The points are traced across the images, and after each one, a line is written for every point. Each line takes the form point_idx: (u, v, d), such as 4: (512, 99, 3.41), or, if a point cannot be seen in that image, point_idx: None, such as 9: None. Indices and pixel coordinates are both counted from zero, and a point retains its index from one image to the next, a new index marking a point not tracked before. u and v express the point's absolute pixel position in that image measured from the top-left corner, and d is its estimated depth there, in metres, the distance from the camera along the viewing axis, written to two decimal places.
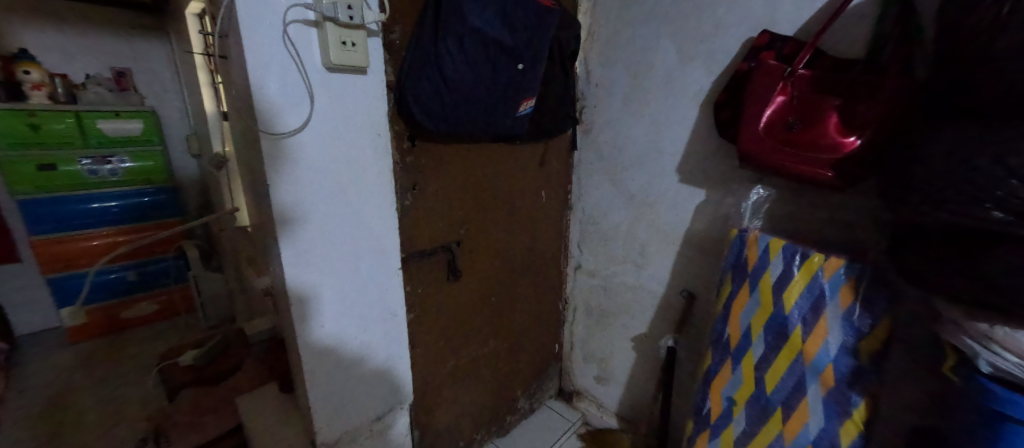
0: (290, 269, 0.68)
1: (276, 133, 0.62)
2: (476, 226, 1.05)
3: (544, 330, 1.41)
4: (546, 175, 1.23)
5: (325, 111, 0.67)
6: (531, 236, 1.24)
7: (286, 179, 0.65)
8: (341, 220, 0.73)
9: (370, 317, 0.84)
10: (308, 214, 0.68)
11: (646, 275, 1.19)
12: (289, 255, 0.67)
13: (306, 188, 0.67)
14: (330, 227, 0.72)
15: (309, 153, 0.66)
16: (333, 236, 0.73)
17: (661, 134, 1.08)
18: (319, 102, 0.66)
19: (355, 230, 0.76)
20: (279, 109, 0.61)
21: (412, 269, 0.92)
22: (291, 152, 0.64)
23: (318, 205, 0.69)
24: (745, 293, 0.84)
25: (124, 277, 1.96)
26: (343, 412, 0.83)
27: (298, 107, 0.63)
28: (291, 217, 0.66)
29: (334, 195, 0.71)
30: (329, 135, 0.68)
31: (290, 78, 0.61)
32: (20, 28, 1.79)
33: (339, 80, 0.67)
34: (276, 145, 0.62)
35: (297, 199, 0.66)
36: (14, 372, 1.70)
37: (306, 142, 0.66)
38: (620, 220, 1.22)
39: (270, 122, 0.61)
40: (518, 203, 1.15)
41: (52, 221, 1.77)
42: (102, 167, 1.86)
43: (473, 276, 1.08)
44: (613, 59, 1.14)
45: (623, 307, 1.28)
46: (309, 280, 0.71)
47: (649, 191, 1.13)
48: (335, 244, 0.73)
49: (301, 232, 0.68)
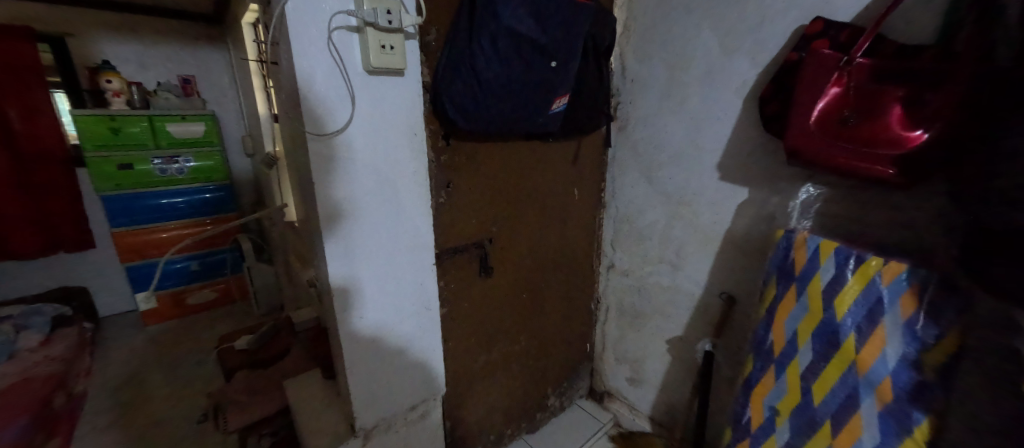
0: (333, 263, 0.72)
1: (323, 133, 0.65)
2: (509, 225, 1.06)
3: (576, 329, 1.40)
4: (580, 173, 1.22)
5: (366, 110, 0.70)
6: (563, 233, 1.23)
7: (333, 178, 0.68)
8: (380, 217, 0.76)
9: (407, 310, 0.86)
10: (350, 210, 0.72)
11: (683, 275, 1.15)
12: (333, 250, 0.71)
13: (350, 186, 0.71)
14: (370, 225, 0.75)
15: (352, 153, 0.70)
16: (372, 233, 0.76)
17: (701, 129, 1.03)
18: (362, 104, 0.69)
19: (393, 227, 0.79)
20: (324, 109, 0.65)
21: (448, 266, 0.94)
22: (335, 151, 0.68)
23: (360, 202, 0.73)
24: (791, 298, 0.79)
25: (188, 267, 2.14)
26: (379, 400, 0.87)
27: (343, 108, 0.67)
28: (336, 214, 0.70)
29: (374, 194, 0.75)
30: (369, 134, 0.71)
31: (334, 81, 0.65)
32: (104, 41, 2.00)
33: (380, 81, 0.70)
34: (324, 146, 0.66)
35: (342, 197, 0.70)
36: (99, 348, 1.92)
37: (350, 141, 0.69)
38: (656, 219, 1.19)
39: (318, 124, 0.65)
40: (550, 201, 1.15)
41: (130, 216, 1.98)
42: (170, 166, 2.04)
43: (504, 274, 1.09)
44: (650, 52, 1.10)
45: (657, 308, 1.25)
46: (352, 273, 0.75)
47: (686, 189, 1.09)
48: (375, 241, 0.77)
49: (344, 229, 0.72)
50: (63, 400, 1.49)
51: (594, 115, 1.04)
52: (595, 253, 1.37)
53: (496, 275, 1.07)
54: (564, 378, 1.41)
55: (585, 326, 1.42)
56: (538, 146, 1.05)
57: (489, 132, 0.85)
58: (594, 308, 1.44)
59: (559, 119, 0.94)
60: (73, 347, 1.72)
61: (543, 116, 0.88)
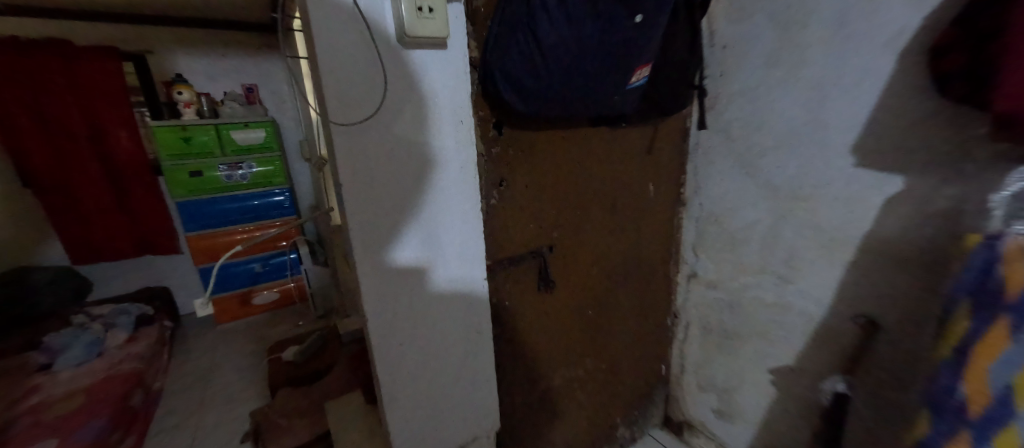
0: (409, 248, 0.60)
1: (351, 121, 0.51)
2: (574, 229, 0.89)
3: (649, 349, 1.19)
4: (656, 165, 1.01)
5: (405, 92, 0.54)
6: (636, 238, 1.04)
7: (362, 182, 0.54)
8: (423, 225, 0.61)
9: (455, 338, 0.71)
10: (384, 218, 0.57)
11: (794, 291, 0.91)
12: (416, 234, 0.61)
13: (386, 187, 0.56)
14: (410, 235, 0.60)
15: (388, 146, 0.55)
16: (413, 245, 0.61)
17: (828, 102, 0.78)
18: (399, 84, 0.54)
19: (437, 237, 0.63)
20: (351, 92, 0.50)
21: (504, 281, 0.80)
22: (366, 145, 0.53)
23: (398, 207, 0.58)
24: (1002, 336, 0.53)
25: (253, 269, 2.22)
26: (425, 440, 0.74)
27: (376, 89, 0.52)
28: (370, 221, 0.56)
29: (415, 197, 0.59)
30: (405, 124, 0.56)
31: (363, 57, 0.50)
32: (178, 57, 2.12)
33: (422, 55, 0.55)
34: (353, 137, 0.51)
35: (376, 201, 0.55)
36: (178, 347, 2.04)
37: (385, 132, 0.54)
38: (756, 219, 0.95)
39: (344, 111, 0.50)
40: (622, 201, 0.96)
41: (202, 220, 2.09)
42: (235, 172, 2.12)
43: (567, 288, 0.93)
44: (751, 8, 0.87)
45: (756, 329, 1.01)
46: (392, 292, 0.61)
47: (802, 181, 0.85)
48: (416, 256, 0.62)
49: (379, 238, 0.58)
50: (141, 397, 1.58)
51: (680, 93, 0.83)
52: (673, 260, 1.15)
53: (557, 289, 0.90)
54: (635, 405, 1.22)
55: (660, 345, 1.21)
56: (607, 133, 0.87)
57: (550, 117, 0.70)
58: (670, 325, 1.22)
59: (636, 100, 0.76)
60: (154, 345, 1.83)
61: (617, 96, 0.71)
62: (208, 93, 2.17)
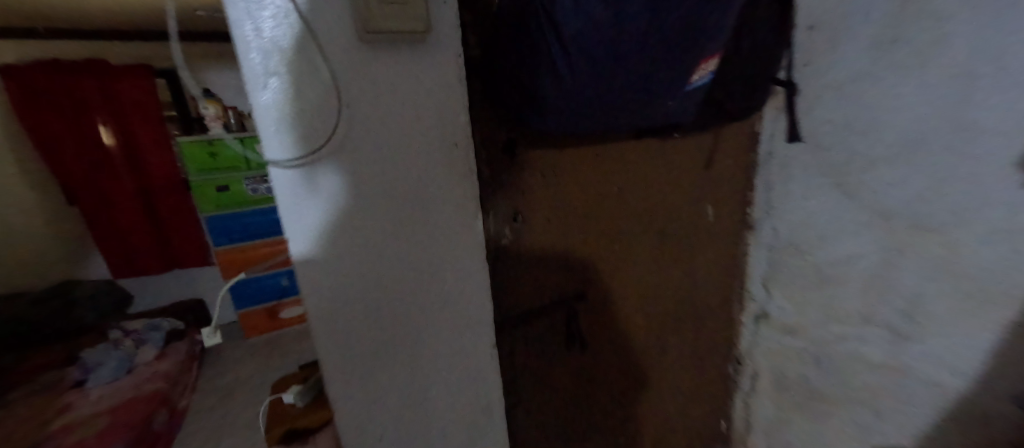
0: (386, 314, 0.46)
1: (288, 160, 0.37)
2: (611, 269, 0.72)
3: (705, 403, 0.97)
4: (713, 185, 0.80)
5: (369, 115, 0.39)
6: (688, 274, 0.83)
7: (316, 234, 0.40)
8: (404, 286, 0.46)
9: (455, 418, 0.55)
10: (347, 282, 0.43)
11: (913, 353, 0.67)
12: (394, 297, 0.46)
13: (348, 242, 0.42)
14: (387, 300, 0.45)
15: (348, 187, 0.40)
16: (391, 311, 0.46)
17: (977, 97, 0.54)
18: (359, 105, 0.39)
19: (424, 299, 0.48)
20: (288, 122, 0.36)
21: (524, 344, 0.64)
22: (314, 188, 0.39)
23: (367, 266, 0.43)
24: None
25: (279, 283, 2.19)
26: None
27: (324, 114, 0.37)
28: (331, 283, 0.42)
29: (393, 248, 0.44)
30: (376, 154, 0.41)
31: (302, 74, 0.36)
32: (211, 73, 2.15)
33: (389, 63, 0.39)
34: (294, 179, 0.38)
35: (336, 256, 0.42)
36: (208, 361, 2.05)
37: (342, 168, 0.39)
38: (857, 253, 0.72)
39: (280, 147, 0.37)
40: (669, 230, 0.77)
41: (230, 234, 2.08)
42: (261, 186, 2.09)
43: (604, 341, 0.75)
44: None
45: (854, 396, 0.76)
46: (366, 371, 0.46)
47: (931, 207, 0.61)
48: (396, 325, 0.47)
49: (346, 305, 0.43)
50: (163, 419, 1.55)
51: (752, 93, 0.62)
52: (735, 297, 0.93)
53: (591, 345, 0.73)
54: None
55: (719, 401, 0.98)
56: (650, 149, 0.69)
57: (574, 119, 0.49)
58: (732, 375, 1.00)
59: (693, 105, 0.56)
60: (182, 362, 1.82)
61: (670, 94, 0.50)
62: (237, 107, 2.17)
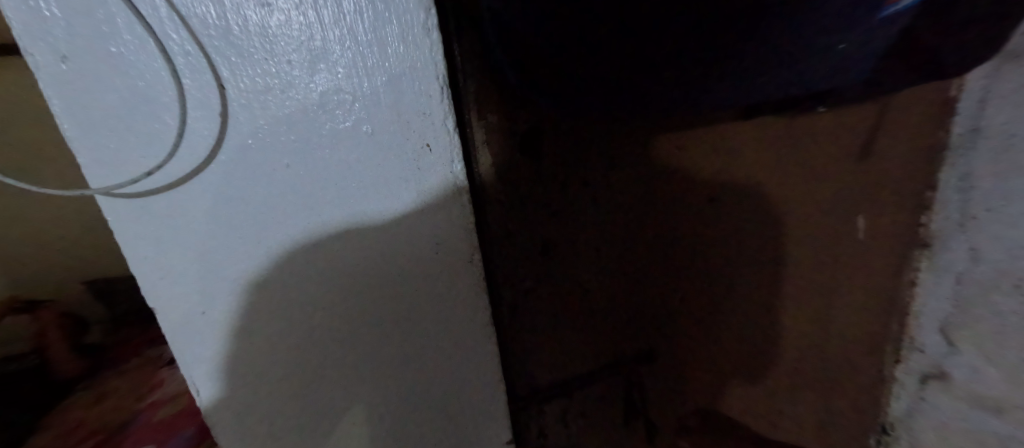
0: (338, 395, 0.31)
1: (115, 189, 0.22)
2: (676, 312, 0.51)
3: None
4: (859, 170, 0.47)
5: (250, 109, 0.23)
6: (806, 310, 0.53)
7: (201, 279, 0.26)
8: (344, 370, 0.30)
9: None
10: (248, 365, 0.28)
11: None
12: (348, 373, 0.30)
13: (241, 310, 0.27)
14: (317, 389, 0.30)
15: (228, 229, 0.25)
16: (325, 406, 0.31)
17: None
18: (227, 94, 0.22)
19: (390, 377, 0.31)
20: (104, 126, 0.21)
21: (562, 423, 0.44)
22: (172, 233, 0.24)
23: (275, 342, 0.28)
24: None
25: None
26: None
27: (163, 111, 0.22)
28: (241, 345, 0.28)
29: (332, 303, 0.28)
30: (298, 161, 0.24)
31: (117, 42, 0.20)
32: None
33: (280, 16, 0.22)
34: (134, 220, 0.24)
35: (236, 309, 0.27)
36: None
37: (238, 186, 0.24)
38: None
39: (100, 167, 0.22)
40: (772, 252, 0.50)
41: None
42: None
43: (674, 410, 0.53)
44: None
45: None
46: None
47: None
48: (335, 424, 0.31)
49: (268, 373, 0.29)
50: None
51: None
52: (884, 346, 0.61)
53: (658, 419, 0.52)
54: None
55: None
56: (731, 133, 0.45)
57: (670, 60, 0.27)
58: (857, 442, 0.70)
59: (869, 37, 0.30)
60: None
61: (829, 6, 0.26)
62: None
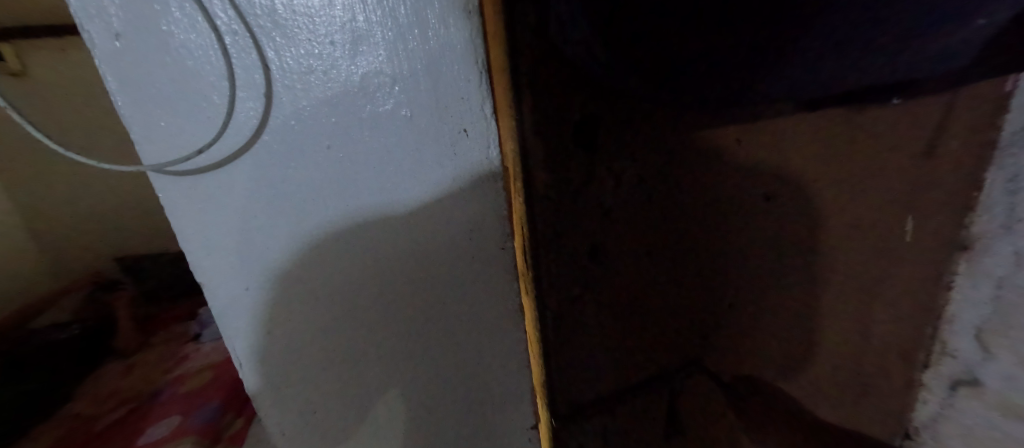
0: (358, 369, 0.31)
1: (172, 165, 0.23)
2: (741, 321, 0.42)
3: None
4: None
5: (292, 91, 0.23)
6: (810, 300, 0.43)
7: (233, 239, 0.27)
8: (370, 347, 0.30)
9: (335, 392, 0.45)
10: (294, 336, 0.31)
11: None
12: (371, 348, 0.30)
13: (278, 278, 0.28)
14: (341, 359, 0.31)
15: (260, 197, 0.25)
16: (349, 375, 0.32)
17: None
18: (270, 75, 0.22)
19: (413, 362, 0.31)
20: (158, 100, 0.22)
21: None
22: (224, 207, 0.26)
23: (301, 307, 0.29)
24: None
25: None
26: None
27: (212, 89, 0.22)
28: (270, 302, 0.30)
29: (354, 281, 0.28)
30: (331, 137, 0.24)
31: (170, 21, 0.21)
32: None
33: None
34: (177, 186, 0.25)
35: (265, 270, 0.28)
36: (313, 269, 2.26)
37: (268, 157, 0.24)
38: None
39: (154, 141, 0.23)
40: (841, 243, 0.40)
41: None
42: None
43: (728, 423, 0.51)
44: None
45: None
46: (330, 417, 0.33)
47: None
48: (359, 394, 0.32)
49: (296, 330, 0.31)
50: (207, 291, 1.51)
51: None
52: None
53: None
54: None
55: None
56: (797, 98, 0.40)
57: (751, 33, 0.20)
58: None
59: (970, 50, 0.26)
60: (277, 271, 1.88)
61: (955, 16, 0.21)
62: None
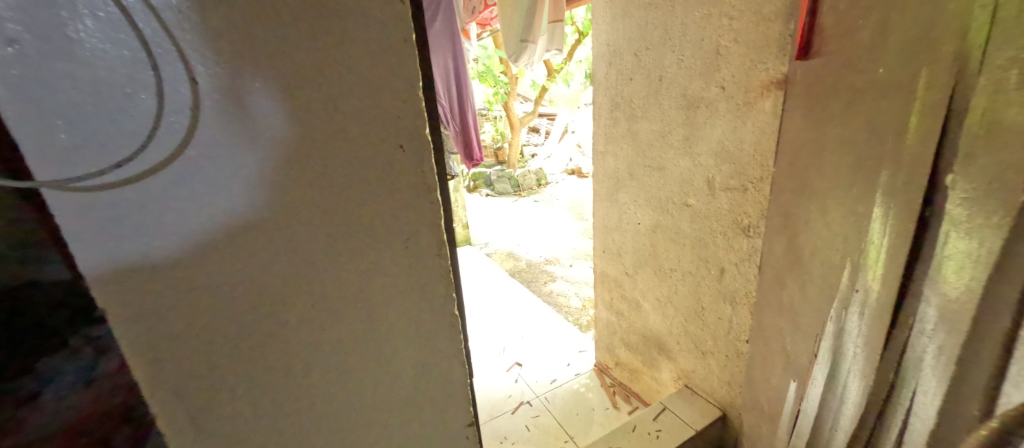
0: (313, 382, 0.30)
1: (71, 183, 0.21)
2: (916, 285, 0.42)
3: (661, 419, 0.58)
4: None
5: (224, 104, 0.22)
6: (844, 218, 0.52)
7: (161, 268, 0.24)
8: (325, 357, 0.30)
9: None
10: (212, 372, 0.27)
11: None
12: (327, 356, 0.30)
13: (217, 307, 0.26)
14: (295, 377, 0.30)
15: (198, 215, 0.24)
16: (302, 394, 0.30)
17: None
18: (199, 88, 0.22)
19: (363, 360, 0.32)
20: (58, 109, 0.19)
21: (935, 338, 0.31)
22: (127, 232, 0.22)
23: (245, 336, 0.27)
24: None
25: None
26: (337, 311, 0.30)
27: (128, 100, 0.21)
28: (205, 338, 0.26)
29: (306, 291, 0.28)
30: (282, 148, 0.25)
31: (75, 27, 0.19)
32: None
33: (256, 20, 0.22)
34: (84, 214, 0.21)
35: (199, 300, 0.25)
36: None
37: (213, 170, 0.23)
38: None
39: (51, 155, 0.20)
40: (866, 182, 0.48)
41: None
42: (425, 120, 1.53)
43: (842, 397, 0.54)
44: None
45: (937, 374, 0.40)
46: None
47: None
48: (312, 411, 0.31)
49: (239, 362, 0.28)
50: None
51: None
52: (773, 300, 0.73)
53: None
54: (632, 407, 1.23)
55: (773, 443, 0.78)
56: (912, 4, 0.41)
57: None
58: (741, 368, 0.88)
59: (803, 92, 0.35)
60: None
61: None
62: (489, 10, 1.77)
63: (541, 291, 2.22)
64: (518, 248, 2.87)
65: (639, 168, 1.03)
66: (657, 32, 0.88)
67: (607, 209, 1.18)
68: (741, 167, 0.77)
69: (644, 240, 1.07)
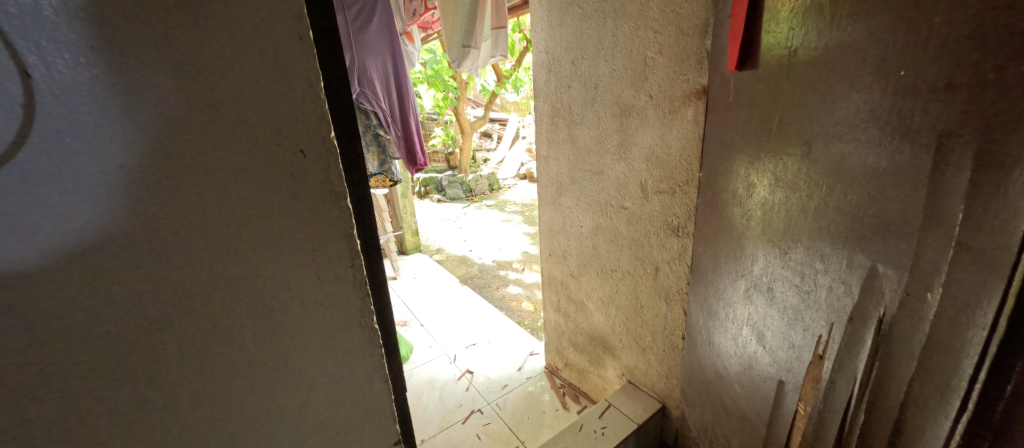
0: (204, 411, 0.27)
1: None
2: (836, 261, 0.48)
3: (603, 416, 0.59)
4: None
5: (68, 101, 0.20)
6: (767, 175, 0.56)
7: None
8: (217, 382, 0.27)
9: None
10: (68, 413, 0.23)
11: None
12: (221, 381, 0.27)
13: (68, 338, 0.22)
14: (181, 407, 0.26)
15: (37, 229, 0.20)
16: (191, 426, 0.27)
17: None
18: (34, 84, 0.19)
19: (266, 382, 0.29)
20: None
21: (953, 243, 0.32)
22: None
23: (109, 368, 0.23)
24: None
25: None
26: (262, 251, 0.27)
27: None
28: (55, 375, 0.22)
29: (190, 312, 0.25)
30: (148, 151, 0.22)
31: None
32: None
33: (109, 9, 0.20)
34: None
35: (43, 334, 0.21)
36: None
37: (57, 175, 0.20)
38: None
39: None
40: (789, 155, 0.52)
41: None
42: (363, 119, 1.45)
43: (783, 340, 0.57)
44: None
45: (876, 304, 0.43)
46: None
47: None
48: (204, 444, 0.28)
49: (105, 396, 0.24)
50: None
51: None
52: (705, 285, 0.76)
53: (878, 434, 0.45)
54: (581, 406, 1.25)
55: (706, 430, 0.83)
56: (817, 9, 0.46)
57: None
58: (677, 361, 0.93)
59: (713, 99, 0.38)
60: None
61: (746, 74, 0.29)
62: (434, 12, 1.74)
63: (494, 296, 2.21)
64: (471, 253, 2.85)
65: (579, 172, 1.06)
66: (591, 42, 0.91)
67: (552, 212, 1.20)
68: (670, 170, 0.82)
69: (587, 242, 1.11)
